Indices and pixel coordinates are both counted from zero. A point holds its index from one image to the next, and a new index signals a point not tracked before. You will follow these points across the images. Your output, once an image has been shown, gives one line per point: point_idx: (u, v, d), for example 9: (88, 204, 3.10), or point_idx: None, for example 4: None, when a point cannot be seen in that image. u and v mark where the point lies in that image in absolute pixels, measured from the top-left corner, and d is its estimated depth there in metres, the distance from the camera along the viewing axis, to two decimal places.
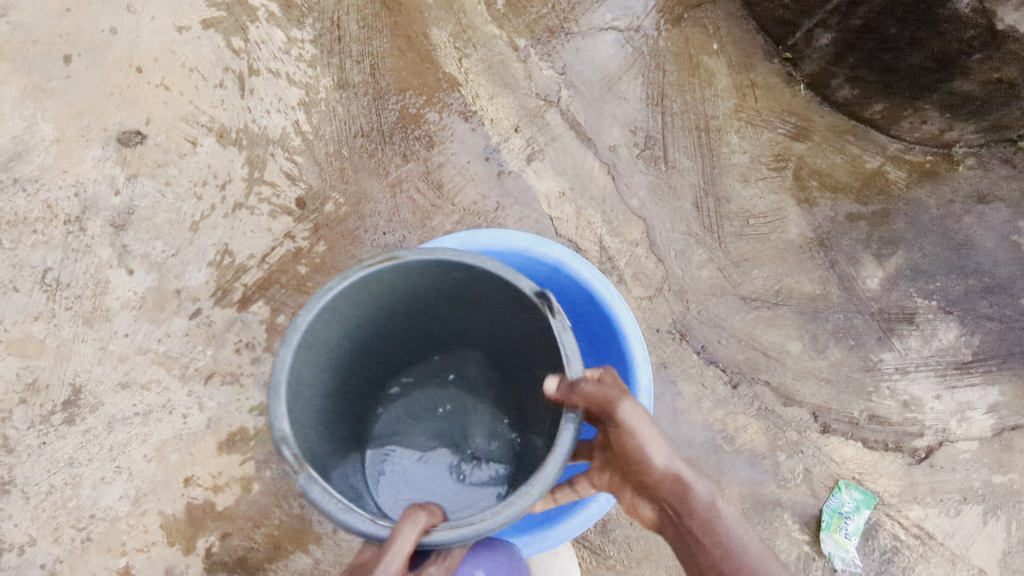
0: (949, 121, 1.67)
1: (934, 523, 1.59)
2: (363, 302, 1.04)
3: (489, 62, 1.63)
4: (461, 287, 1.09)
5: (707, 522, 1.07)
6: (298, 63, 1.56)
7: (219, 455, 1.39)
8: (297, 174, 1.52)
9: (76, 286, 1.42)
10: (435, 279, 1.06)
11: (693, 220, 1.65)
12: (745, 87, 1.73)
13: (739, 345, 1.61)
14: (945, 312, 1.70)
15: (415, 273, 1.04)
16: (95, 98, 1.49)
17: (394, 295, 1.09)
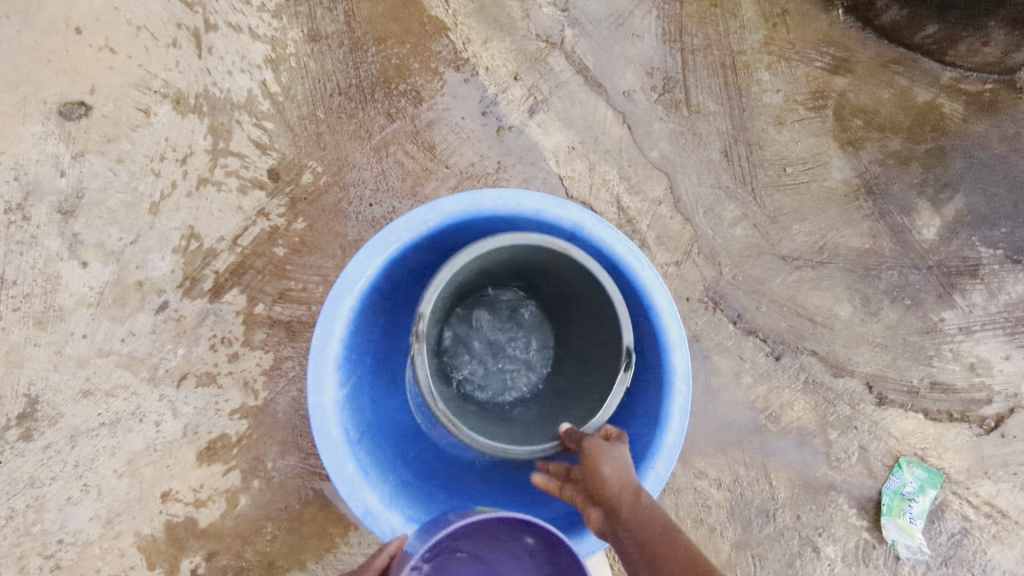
0: (1015, 41, 1.45)
1: (1007, 500, 1.42)
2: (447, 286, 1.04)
3: (481, 1, 1.41)
4: (566, 284, 1.05)
5: (648, 533, 0.75)
6: (261, 14, 1.36)
7: (200, 467, 1.24)
8: (267, 143, 1.32)
9: (24, 284, 1.25)
10: (522, 260, 1.05)
11: (723, 172, 1.45)
12: (776, 15, 1.50)
13: (781, 312, 1.42)
14: (1013, 262, 1.50)
15: (503, 257, 1.04)
16: (30, 66, 1.29)
17: (474, 277, 1.09)
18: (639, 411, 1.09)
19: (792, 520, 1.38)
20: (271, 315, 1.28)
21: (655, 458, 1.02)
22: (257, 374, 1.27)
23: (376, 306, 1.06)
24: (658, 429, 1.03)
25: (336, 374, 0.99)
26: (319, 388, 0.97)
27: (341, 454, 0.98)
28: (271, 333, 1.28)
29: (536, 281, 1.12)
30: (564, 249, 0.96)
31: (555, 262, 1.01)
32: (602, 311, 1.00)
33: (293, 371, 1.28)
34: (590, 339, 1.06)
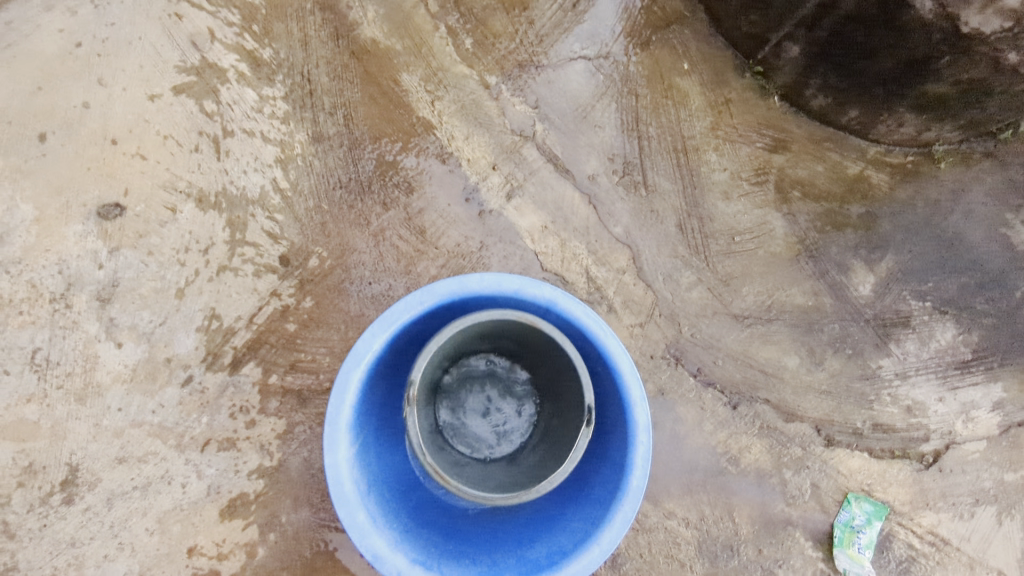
0: (926, 124, 1.66)
1: (948, 528, 1.59)
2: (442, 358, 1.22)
3: (462, 103, 1.64)
4: (539, 351, 1.22)
5: None
6: (271, 121, 1.57)
7: (222, 523, 1.40)
8: (278, 232, 1.52)
9: (66, 364, 1.42)
10: (505, 334, 1.22)
11: (679, 243, 1.64)
12: (720, 104, 1.72)
13: (736, 364, 1.60)
14: (941, 313, 1.69)
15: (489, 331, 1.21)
16: (73, 174, 1.49)
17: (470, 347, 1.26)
18: (608, 458, 1.20)
19: (754, 553, 1.54)
20: (284, 384, 1.45)
21: (622, 502, 1.14)
22: (272, 438, 1.43)
23: (383, 375, 1.19)
24: (624, 475, 1.15)
25: (348, 435, 1.12)
26: (334, 448, 1.10)
27: (353, 504, 1.11)
28: (284, 401, 1.45)
29: (514, 350, 1.28)
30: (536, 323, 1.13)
31: (530, 333, 1.18)
32: (569, 374, 1.17)
33: (303, 434, 1.44)
34: (563, 398, 1.22)
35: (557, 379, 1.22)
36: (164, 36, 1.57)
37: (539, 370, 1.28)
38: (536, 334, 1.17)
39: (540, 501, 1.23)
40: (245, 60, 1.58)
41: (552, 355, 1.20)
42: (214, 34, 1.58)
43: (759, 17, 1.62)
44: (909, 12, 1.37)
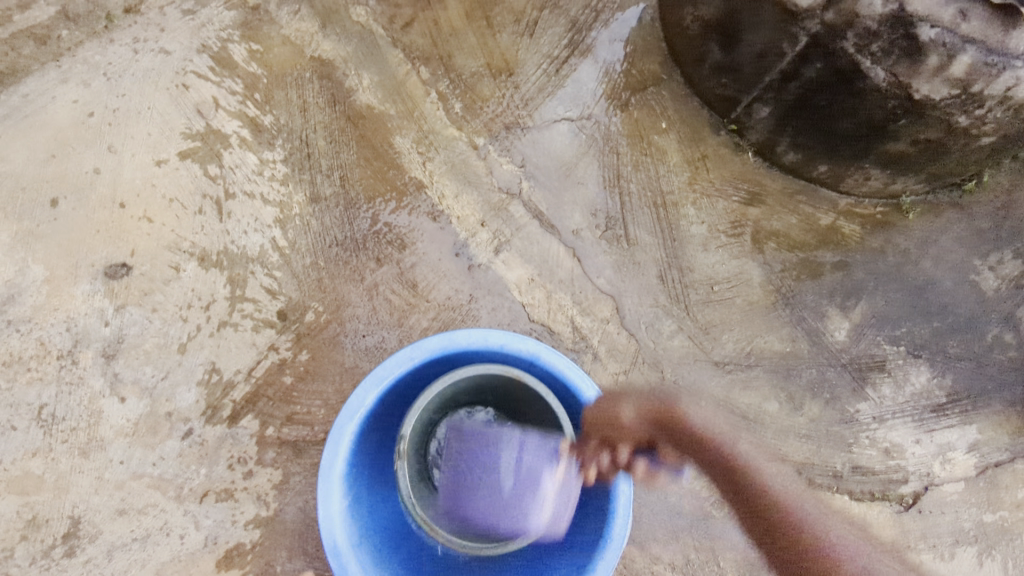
0: (891, 178, 1.75)
1: (929, 568, 1.63)
2: (437, 410, 1.30)
3: (452, 163, 1.73)
4: (524, 402, 1.28)
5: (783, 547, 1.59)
6: (271, 183, 1.66)
7: (219, 573, 1.44)
8: (277, 288, 1.59)
9: (71, 419, 1.47)
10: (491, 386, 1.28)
11: (660, 293, 1.72)
12: (697, 159, 1.82)
13: (718, 410, 1.67)
14: (914, 357, 1.75)
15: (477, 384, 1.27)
16: (82, 236, 1.58)
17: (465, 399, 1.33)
18: (592, 507, 1.24)
19: None
20: (280, 436, 1.51)
21: (605, 552, 1.16)
22: (268, 488, 1.48)
23: (374, 427, 1.24)
24: (607, 523, 1.18)
25: (340, 486, 1.17)
26: (327, 501, 1.15)
27: (344, 555, 1.14)
28: (280, 452, 1.50)
29: (499, 400, 1.34)
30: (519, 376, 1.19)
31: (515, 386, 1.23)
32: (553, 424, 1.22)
33: (299, 484, 1.49)
34: (547, 448, 1.27)
35: (541, 428, 1.27)
36: (171, 105, 1.67)
37: (523, 421, 1.33)
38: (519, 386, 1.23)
39: (528, 550, 1.26)
40: (247, 126, 1.69)
41: (537, 406, 1.25)
42: (218, 103, 1.69)
43: (730, 80, 1.73)
44: (863, 80, 1.47)
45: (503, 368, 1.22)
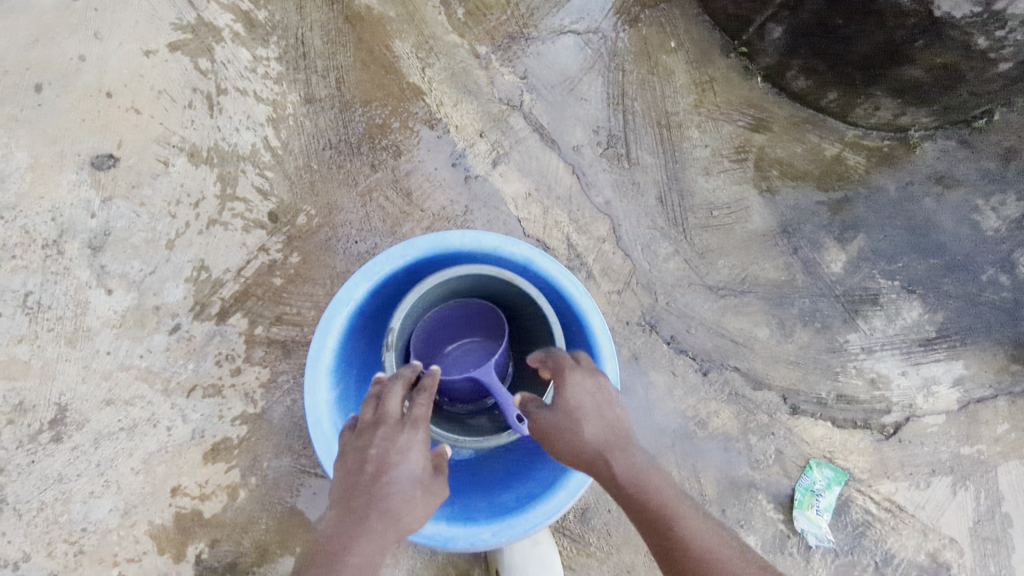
0: (902, 108, 1.70)
1: (905, 496, 1.64)
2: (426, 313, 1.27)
3: (452, 71, 1.67)
4: (515, 308, 1.29)
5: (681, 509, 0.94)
6: (264, 81, 1.60)
7: (205, 465, 1.43)
8: (268, 189, 1.55)
9: (57, 308, 1.46)
10: (482, 291, 1.29)
11: (658, 215, 1.69)
12: (705, 82, 1.77)
13: (708, 333, 1.66)
14: (908, 292, 1.75)
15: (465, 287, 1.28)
16: (68, 125, 1.53)
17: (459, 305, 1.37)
18: None
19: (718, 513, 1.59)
20: (269, 335, 1.49)
21: None
22: (256, 386, 1.47)
23: (364, 325, 1.24)
24: None
25: (328, 377, 1.16)
26: (313, 389, 1.14)
27: (331, 442, 1.13)
28: (268, 351, 1.48)
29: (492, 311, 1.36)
30: (511, 278, 1.18)
31: (508, 291, 1.24)
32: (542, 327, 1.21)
33: (287, 383, 1.47)
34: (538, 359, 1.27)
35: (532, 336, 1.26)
36: None
37: (514, 332, 1.34)
38: (514, 290, 1.23)
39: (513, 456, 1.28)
40: (241, 21, 1.62)
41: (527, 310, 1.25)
42: None
43: None
44: None
45: (498, 270, 1.19)
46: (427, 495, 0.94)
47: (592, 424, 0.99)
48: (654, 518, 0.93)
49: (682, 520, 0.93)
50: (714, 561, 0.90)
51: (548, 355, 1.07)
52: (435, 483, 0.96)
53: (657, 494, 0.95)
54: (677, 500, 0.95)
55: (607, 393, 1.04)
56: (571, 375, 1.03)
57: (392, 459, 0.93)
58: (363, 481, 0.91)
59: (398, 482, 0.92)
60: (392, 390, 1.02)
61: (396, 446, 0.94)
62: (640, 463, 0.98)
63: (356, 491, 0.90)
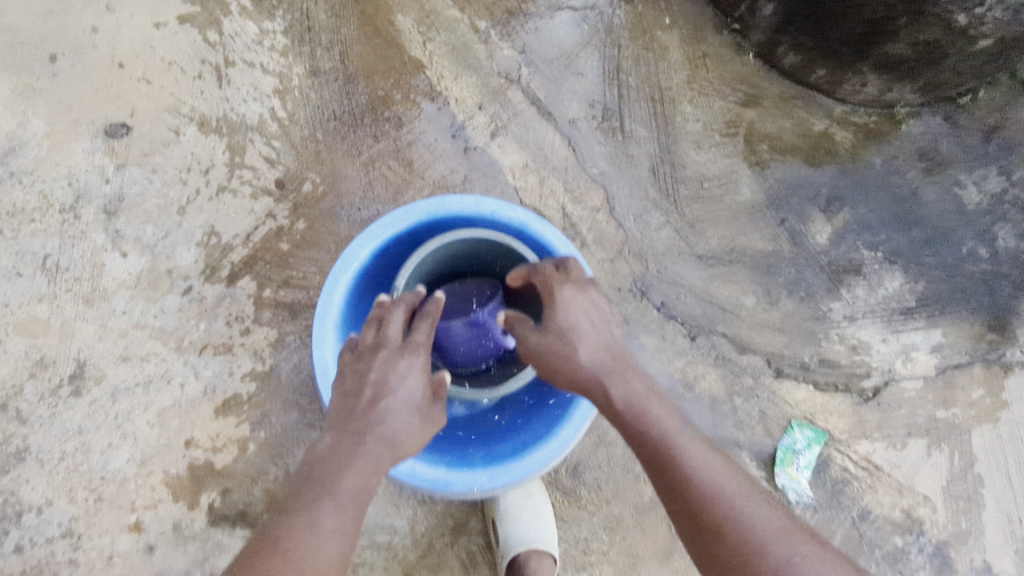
0: (888, 84, 1.76)
1: (882, 456, 1.73)
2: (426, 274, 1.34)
3: (452, 45, 1.73)
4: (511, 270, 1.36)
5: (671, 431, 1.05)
6: (271, 54, 1.66)
7: (216, 419, 1.51)
8: (275, 158, 1.62)
9: (75, 270, 1.53)
10: (480, 254, 1.36)
11: (650, 186, 1.75)
12: (698, 58, 1.82)
13: (697, 300, 1.73)
14: (890, 263, 1.82)
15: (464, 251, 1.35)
16: (82, 94, 1.59)
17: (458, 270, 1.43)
18: None
19: None
20: (277, 298, 1.56)
21: (579, 401, 1.24)
22: (265, 345, 1.54)
23: (368, 286, 1.31)
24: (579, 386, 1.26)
25: (334, 333, 1.23)
26: (321, 343, 1.21)
27: None
28: (276, 312, 1.56)
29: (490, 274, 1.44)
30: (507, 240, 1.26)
31: (504, 253, 1.31)
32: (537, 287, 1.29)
33: (294, 343, 1.55)
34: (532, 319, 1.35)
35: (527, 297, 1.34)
36: None
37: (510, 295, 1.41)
38: (510, 252, 1.30)
39: (510, 416, 1.36)
40: None
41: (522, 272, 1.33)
42: None
43: None
44: None
45: (497, 235, 1.26)
46: (423, 421, 1.09)
47: (585, 345, 1.14)
48: (656, 448, 1.02)
49: (682, 452, 1.02)
50: (717, 489, 0.97)
51: (535, 272, 1.19)
52: (432, 411, 1.11)
53: (655, 427, 1.05)
54: (675, 431, 1.05)
55: (595, 310, 1.18)
56: (562, 301, 1.16)
57: (390, 385, 1.08)
58: (364, 400, 1.06)
59: (396, 403, 1.07)
60: (392, 318, 1.15)
61: (396, 372, 1.10)
62: (637, 389, 1.10)
63: (355, 414, 1.05)
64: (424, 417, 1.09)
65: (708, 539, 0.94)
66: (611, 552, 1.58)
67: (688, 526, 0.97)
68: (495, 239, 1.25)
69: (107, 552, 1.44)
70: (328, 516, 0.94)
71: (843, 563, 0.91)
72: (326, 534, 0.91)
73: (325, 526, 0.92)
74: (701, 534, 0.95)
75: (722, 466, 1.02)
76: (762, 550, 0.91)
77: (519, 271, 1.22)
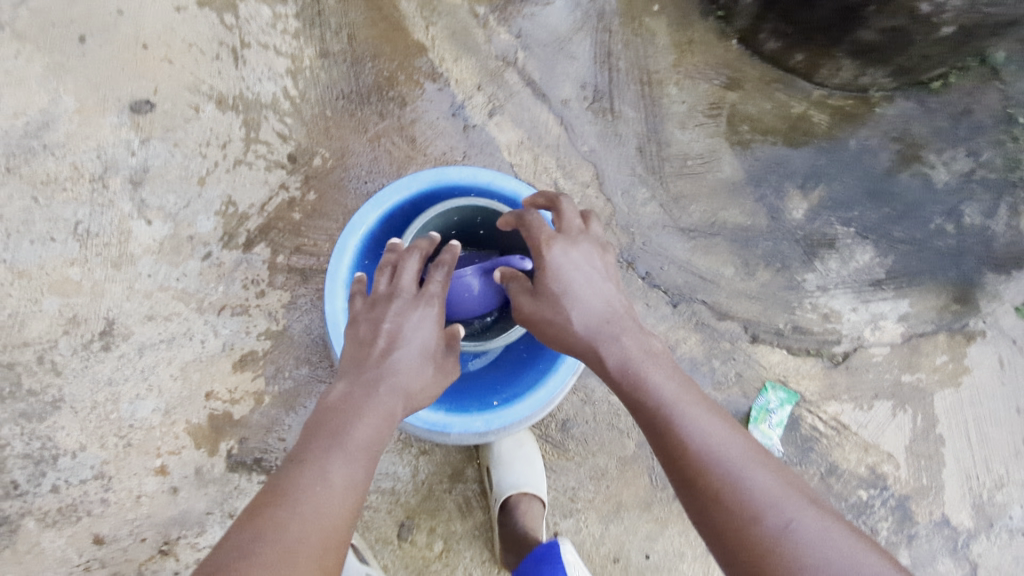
0: (861, 69, 1.87)
1: (849, 416, 1.86)
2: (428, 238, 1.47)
3: (453, 29, 1.84)
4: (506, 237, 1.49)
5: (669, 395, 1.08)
6: (283, 36, 1.78)
7: (234, 373, 1.64)
8: (287, 134, 1.74)
9: (104, 235, 1.65)
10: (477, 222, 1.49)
11: (637, 163, 1.88)
12: (684, 43, 1.93)
13: (679, 270, 1.86)
14: (862, 238, 1.94)
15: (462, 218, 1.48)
16: (109, 73, 1.71)
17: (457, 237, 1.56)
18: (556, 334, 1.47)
19: None
20: (289, 263, 1.69)
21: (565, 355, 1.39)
22: (278, 307, 1.67)
23: (374, 249, 1.44)
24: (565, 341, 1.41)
25: (344, 289, 1.35)
26: (332, 299, 1.33)
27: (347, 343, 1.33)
28: (289, 277, 1.69)
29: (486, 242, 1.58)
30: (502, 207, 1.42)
31: None
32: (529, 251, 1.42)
33: (305, 304, 1.68)
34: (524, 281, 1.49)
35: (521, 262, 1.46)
36: None
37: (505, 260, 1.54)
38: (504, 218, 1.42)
39: (501, 374, 1.50)
40: None
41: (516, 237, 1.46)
42: None
43: None
44: None
45: (491, 203, 1.41)
46: (437, 370, 1.21)
47: (579, 305, 1.21)
48: (654, 413, 1.07)
49: (679, 414, 1.05)
50: (711, 453, 0.99)
51: (530, 236, 1.28)
52: (446, 362, 1.23)
53: (653, 391, 1.09)
54: (676, 396, 1.08)
55: (591, 277, 1.24)
56: (552, 264, 1.24)
57: (403, 334, 1.20)
58: (379, 346, 1.18)
59: (409, 351, 1.18)
60: (406, 268, 1.27)
61: (410, 322, 1.21)
62: (635, 355, 1.15)
63: (368, 363, 1.15)
64: (436, 365, 1.21)
65: (703, 503, 0.95)
66: (597, 500, 1.72)
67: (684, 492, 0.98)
68: (491, 205, 1.41)
69: (135, 492, 1.58)
70: (337, 469, 0.99)
71: (845, 530, 0.89)
72: (336, 485, 0.97)
73: (334, 478, 0.98)
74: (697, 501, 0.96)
75: (723, 430, 1.03)
76: (758, 517, 0.90)
77: (509, 220, 1.33)
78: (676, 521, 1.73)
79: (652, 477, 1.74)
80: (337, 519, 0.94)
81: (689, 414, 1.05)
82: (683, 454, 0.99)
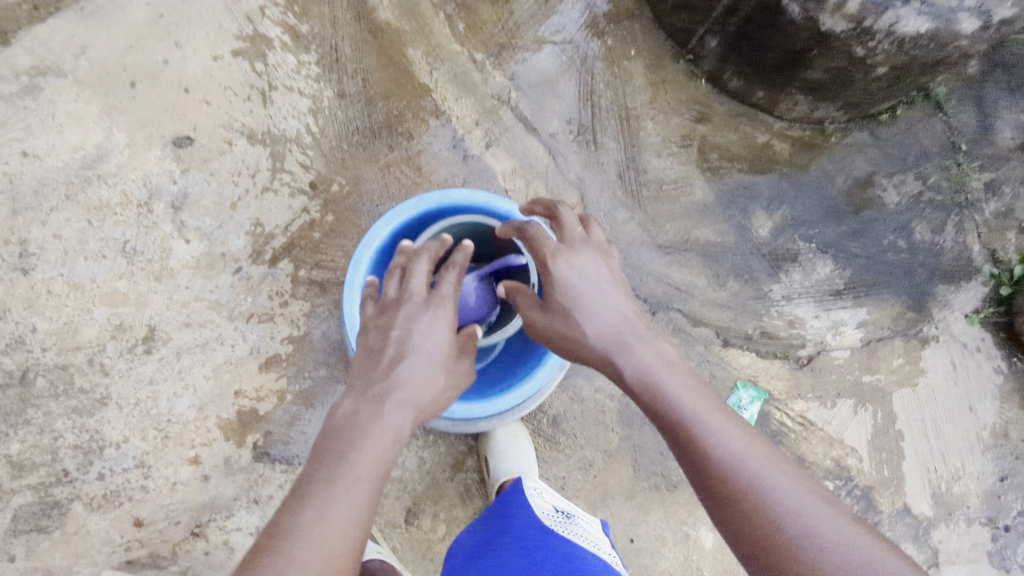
0: (814, 104, 2.11)
1: (815, 413, 2.06)
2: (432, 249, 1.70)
3: (454, 73, 2.10)
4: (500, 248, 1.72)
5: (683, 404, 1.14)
6: (306, 80, 2.03)
7: (260, 373, 1.85)
8: (309, 164, 1.98)
9: (148, 253, 1.88)
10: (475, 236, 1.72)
11: (618, 188, 2.11)
12: (658, 83, 2.18)
13: (656, 281, 2.08)
14: (822, 252, 2.16)
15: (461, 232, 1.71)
16: (155, 113, 1.96)
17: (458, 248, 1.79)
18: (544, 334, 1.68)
19: None
20: (310, 277, 1.92)
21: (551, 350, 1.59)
22: (300, 315, 1.89)
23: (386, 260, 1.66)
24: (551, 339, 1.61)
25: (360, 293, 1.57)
26: (349, 302, 1.54)
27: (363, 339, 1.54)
28: (309, 288, 1.91)
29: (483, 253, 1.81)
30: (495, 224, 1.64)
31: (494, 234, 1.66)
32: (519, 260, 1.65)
33: (324, 312, 1.90)
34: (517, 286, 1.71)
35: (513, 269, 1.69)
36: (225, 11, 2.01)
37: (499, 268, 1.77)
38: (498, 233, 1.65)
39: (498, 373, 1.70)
40: (287, 33, 2.04)
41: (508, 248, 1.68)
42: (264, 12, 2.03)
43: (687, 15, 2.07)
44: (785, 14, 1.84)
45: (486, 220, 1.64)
46: (444, 375, 1.34)
47: (590, 318, 1.29)
48: (673, 423, 1.12)
49: (697, 421, 1.10)
50: (732, 460, 1.04)
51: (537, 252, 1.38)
52: (457, 366, 1.39)
53: (669, 402, 1.15)
54: (691, 405, 1.14)
55: (597, 288, 1.32)
56: (559, 281, 1.32)
57: (411, 342, 1.33)
58: (390, 356, 1.30)
59: (417, 358, 1.31)
60: (412, 279, 1.43)
61: (419, 331, 1.35)
62: (647, 366, 1.22)
63: (375, 382, 1.26)
64: (445, 369, 1.34)
65: (724, 508, 1.00)
66: (585, 488, 1.90)
67: (704, 497, 1.04)
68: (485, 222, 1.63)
69: (172, 479, 1.79)
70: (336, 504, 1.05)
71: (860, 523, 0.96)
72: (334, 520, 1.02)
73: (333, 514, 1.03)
74: (720, 507, 1.02)
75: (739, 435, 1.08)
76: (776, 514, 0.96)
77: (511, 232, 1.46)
78: (658, 508, 1.92)
79: (635, 468, 1.92)
80: (340, 546, 1.00)
81: (706, 422, 1.10)
82: (703, 462, 1.05)
